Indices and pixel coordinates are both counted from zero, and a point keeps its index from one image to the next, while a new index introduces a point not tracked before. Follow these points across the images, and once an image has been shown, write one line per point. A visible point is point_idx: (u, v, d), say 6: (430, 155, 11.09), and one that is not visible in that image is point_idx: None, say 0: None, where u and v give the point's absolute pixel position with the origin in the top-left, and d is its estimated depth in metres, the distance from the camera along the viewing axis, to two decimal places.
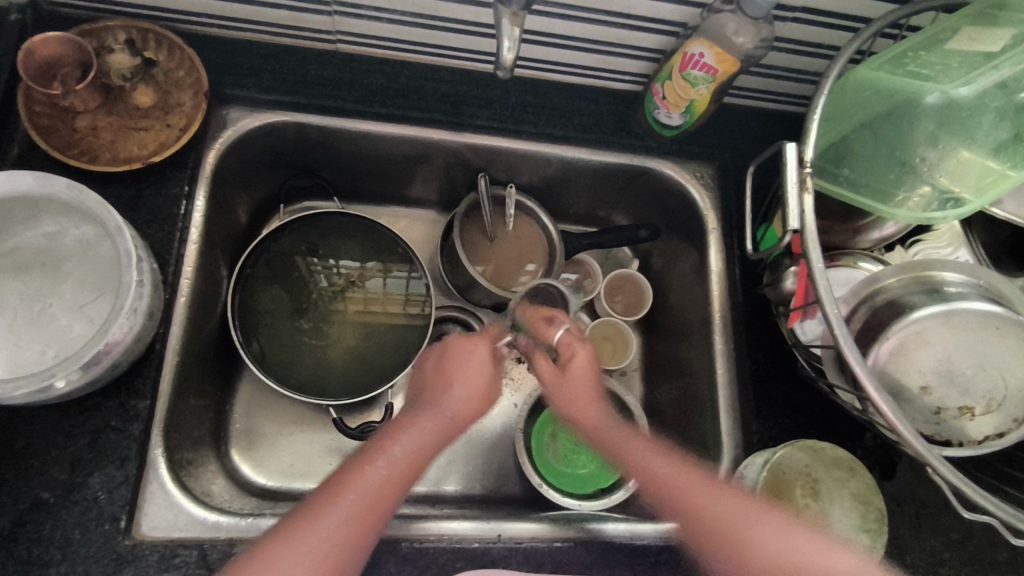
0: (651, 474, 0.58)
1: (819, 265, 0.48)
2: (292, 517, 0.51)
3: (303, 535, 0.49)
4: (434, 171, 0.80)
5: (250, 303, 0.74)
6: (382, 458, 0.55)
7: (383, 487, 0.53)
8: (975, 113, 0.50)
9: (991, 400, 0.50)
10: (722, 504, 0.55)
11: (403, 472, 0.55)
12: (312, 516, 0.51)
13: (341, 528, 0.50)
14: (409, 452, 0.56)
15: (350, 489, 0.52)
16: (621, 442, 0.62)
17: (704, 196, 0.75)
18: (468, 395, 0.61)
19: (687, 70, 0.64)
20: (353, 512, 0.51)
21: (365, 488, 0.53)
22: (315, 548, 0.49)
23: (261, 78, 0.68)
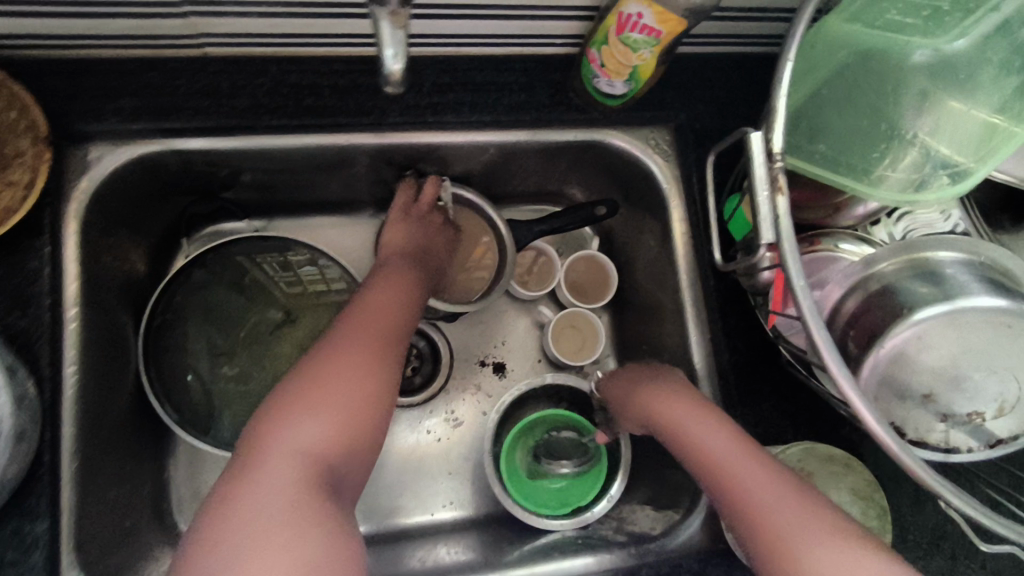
0: (734, 481, 0.50)
1: (801, 281, 0.40)
2: (313, 362, 0.52)
3: (336, 378, 0.51)
4: (353, 175, 0.69)
5: (169, 357, 0.66)
6: (369, 304, 0.58)
7: (381, 324, 0.57)
8: (973, 68, 0.41)
9: (1003, 404, 0.43)
10: (794, 518, 0.46)
11: (398, 310, 0.59)
12: (342, 349, 0.53)
13: (365, 354, 0.53)
14: (399, 295, 0.61)
15: (355, 325, 0.56)
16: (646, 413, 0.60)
17: (663, 167, 0.66)
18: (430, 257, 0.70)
19: (625, 34, 0.53)
20: (370, 344, 0.54)
21: (362, 337, 0.55)
22: (348, 391, 0.51)
23: (118, 102, 0.56)
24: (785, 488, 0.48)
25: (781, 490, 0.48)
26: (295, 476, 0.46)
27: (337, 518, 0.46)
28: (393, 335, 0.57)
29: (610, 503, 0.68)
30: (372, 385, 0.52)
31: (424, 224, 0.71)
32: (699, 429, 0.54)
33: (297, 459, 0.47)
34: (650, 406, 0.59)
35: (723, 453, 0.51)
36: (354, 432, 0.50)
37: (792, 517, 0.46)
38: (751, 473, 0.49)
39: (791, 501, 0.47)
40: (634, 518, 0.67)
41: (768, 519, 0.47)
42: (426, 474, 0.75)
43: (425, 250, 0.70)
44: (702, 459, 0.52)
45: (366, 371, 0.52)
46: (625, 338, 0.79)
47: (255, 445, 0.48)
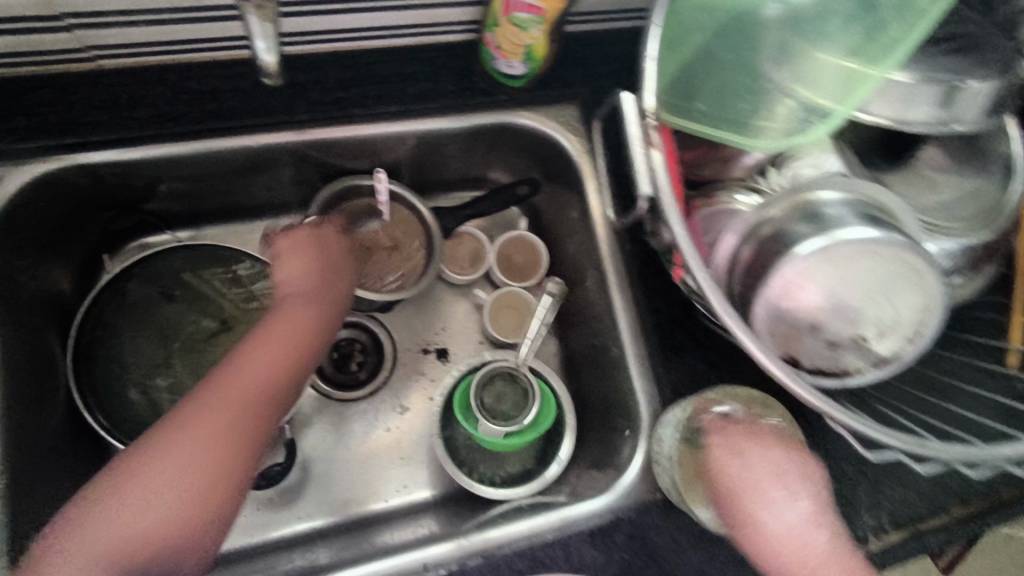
0: (774, 548, 0.48)
1: (680, 229, 0.43)
2: (159, 428, 0.49)
3: (166, 462, 0.48)
4: (273, 177, 0.70)
5: (103, 372, 0.67)
6: (248, 361, 0.53)
7: (253, 392, 0.51)
8: (819, 17, 0.45)
9: (882, 323, 0.47)
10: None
11: (280, 369, 0.54)
12: (190, 420, 0.49)
13: (222, 434, 0.49)
14: (286, 346, 0.55)
15: (223, 390, 0.50)
16: (721, 454, 0.54)
17: (573, 141, 0.69)
18: (333, 288, 0.61)
19: (511, 14, 0.55)
20: (233, 419, 0.50)
21: (211, 412, 0.49)
22: (183, 477, 0.47)
23: (14, 123, 0.56)
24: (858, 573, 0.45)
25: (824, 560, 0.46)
26: (104, 562, 0.45)
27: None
28: (253, 404, 0.51)
29: (560, 467, 0.71)
30: (219, 472, 0.48)
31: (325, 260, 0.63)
32: (755, 489, 0.51)
33: (116, 550, 0.45)
34: (735, 461, 0.53)
35: (770, 517, 0.49)
36: (192, 512, 0.47)
37: None
38: (822, 552, 0.47)
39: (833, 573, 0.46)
40: (580, 481, 0.70)
41: None
42: (377, 464, 0.76)
43: (329, 280, 0.62)
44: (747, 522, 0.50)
45: (217, 455, 0.48)
46: (561, 313, 0.82)
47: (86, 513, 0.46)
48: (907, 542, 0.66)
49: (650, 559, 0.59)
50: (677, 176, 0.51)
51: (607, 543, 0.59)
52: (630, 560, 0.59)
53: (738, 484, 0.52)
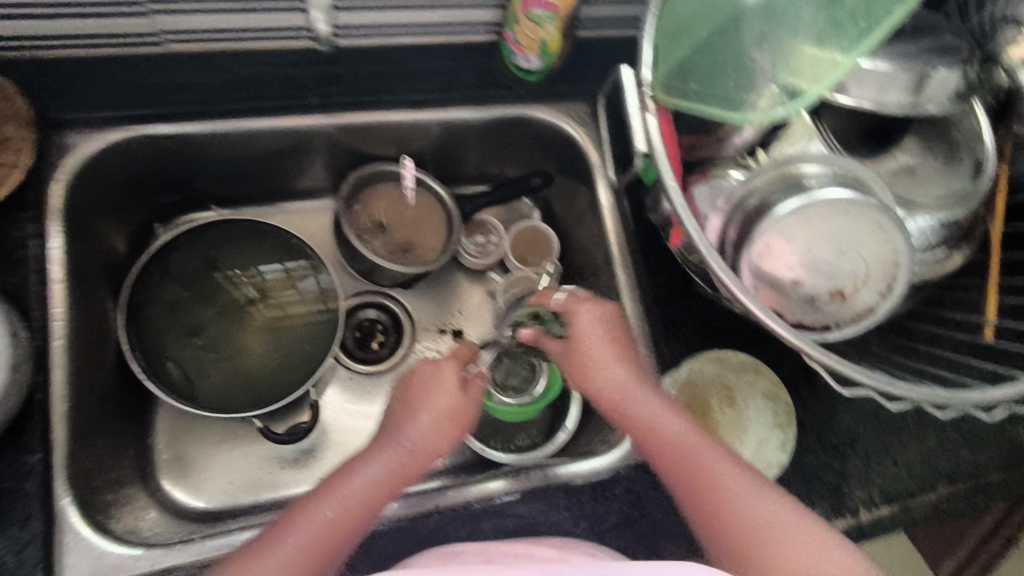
0: (699, 472, 0.54)
1: (672, 184, 0.48)
2: (280, 520, 0.53)
3: (268, 559, 0.50)
4: (311, 159, 0.77)
5: (147, 330, 0.73)
6: (335, 498, 0.54)
7: (330, 531, 0.52)
8: (792, 8, 0.52)
9: (856, 278, 0.52)
10: (758, 508, 0.51)
11: (361, 508, 0.54)
12: (301, 517, 0.53)
13: (294, 563, 0.50)
14: (403, 462, 0.57)
15: (307, 520, 0.52)
16: (587, 357, 0.61)
17: (583, 132, 0.75)
18: (422, 439, 0.59)
19: (529, 11, 0.62)
20: (306, 552, 0.51)
21: (322, 514, 0.53)
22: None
23: (91, 97, 0.63)
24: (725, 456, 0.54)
25: (736, 474, 0.53)
26: None
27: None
28: (357, 518, 0.54)
29: (567, 436, 0.76)
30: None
31: (438, 398, 0.60)
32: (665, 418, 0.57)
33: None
34: (594, 358, 0.61)
35: (663, 415, 0.57)
36: None
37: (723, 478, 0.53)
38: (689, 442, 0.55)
39: (751, 491, 0.52)
40: (582, 448, 0.74)
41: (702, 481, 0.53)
42: None
43: (422, 426, 0.59)
44: (670, 446, 0.56)
45: (314, 558, 0.51)
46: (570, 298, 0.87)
47: None
48: (897, 514, 0.68)
49: (646, 511, 0.63)
50: (674, 151, 0.57)
51: (607, 496, 0.63)
52: (628, 511, 0.62)
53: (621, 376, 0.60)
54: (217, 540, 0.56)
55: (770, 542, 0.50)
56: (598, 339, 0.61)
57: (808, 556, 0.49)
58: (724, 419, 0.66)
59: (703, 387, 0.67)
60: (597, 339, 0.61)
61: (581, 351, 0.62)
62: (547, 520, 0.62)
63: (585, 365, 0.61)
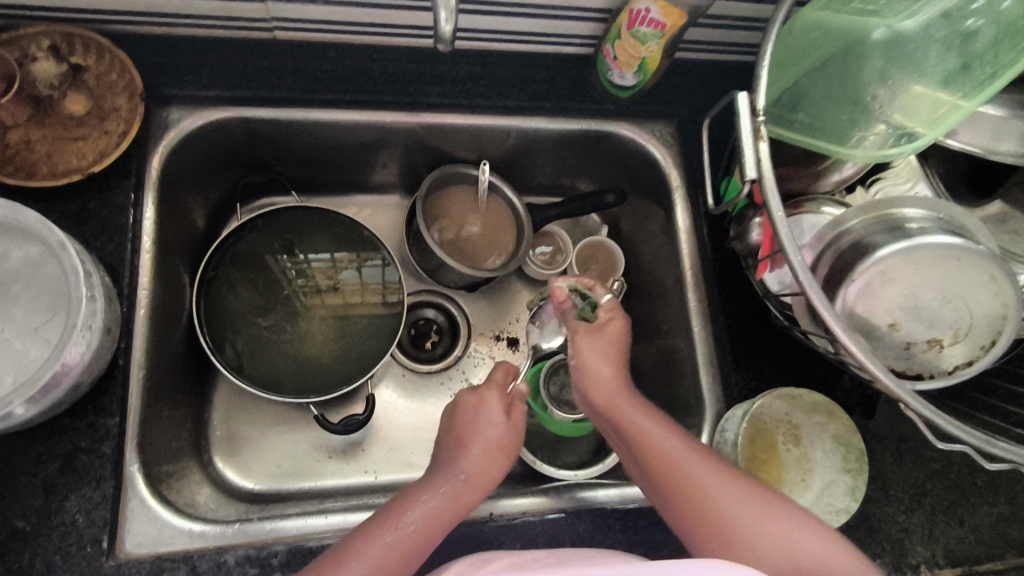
0: (663, 456, 0.54)
1: (779, 212, 0.48)
2: (325, 562, 0.49)
3: None
4: (392, 154, 0.78)
5: (217, 304, 0.74)
6: (392, 527, 0.51)
7: (390, 559, 0.49)
8: (921, 45, 0.49)
9: (958, 328, 0.50)
10: (714, 482, 0.51)
11: (420, 539, 0.50)
12: (353, 549, 0.49)
13: None
14: (457, 492, 0.55)
15: (364, 551, 0.49)
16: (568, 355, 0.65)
17: (666, 154, 0.75)
18: (477, 468, 0.57)
19: (635, 28, 0.62)
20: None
21: (377, 547, 0.49)
22: None
23: (199, 75, 0.65)
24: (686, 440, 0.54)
25: (698, 458, 0.53)
26: None
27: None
28: (412, 551, 0.50)
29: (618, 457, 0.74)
30: None
31: (491, 422, 0.60)
32: (628, 403, 0.58)
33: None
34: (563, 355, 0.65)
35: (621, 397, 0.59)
36: None
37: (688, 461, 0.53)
38: (645, 420, 0.56)
39: (714, 474, 0.52)
40: None
41: (663, 455, 0.54)
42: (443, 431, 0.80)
43: (476, 453, 0.58)
44: (629, 427, 0.56)
45: None
46: (630, 318, 0.86)
47: None
48: None
49: None
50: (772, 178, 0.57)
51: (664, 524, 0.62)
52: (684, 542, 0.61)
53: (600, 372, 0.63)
54: (274, 523, 0.56)
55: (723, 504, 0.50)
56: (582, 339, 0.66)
57: (771, 526, 0.48)
58: (786, 457, 0.65)
59: (771, 424, 0.65)
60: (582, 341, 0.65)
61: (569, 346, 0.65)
62: (601, 541, 0.60)
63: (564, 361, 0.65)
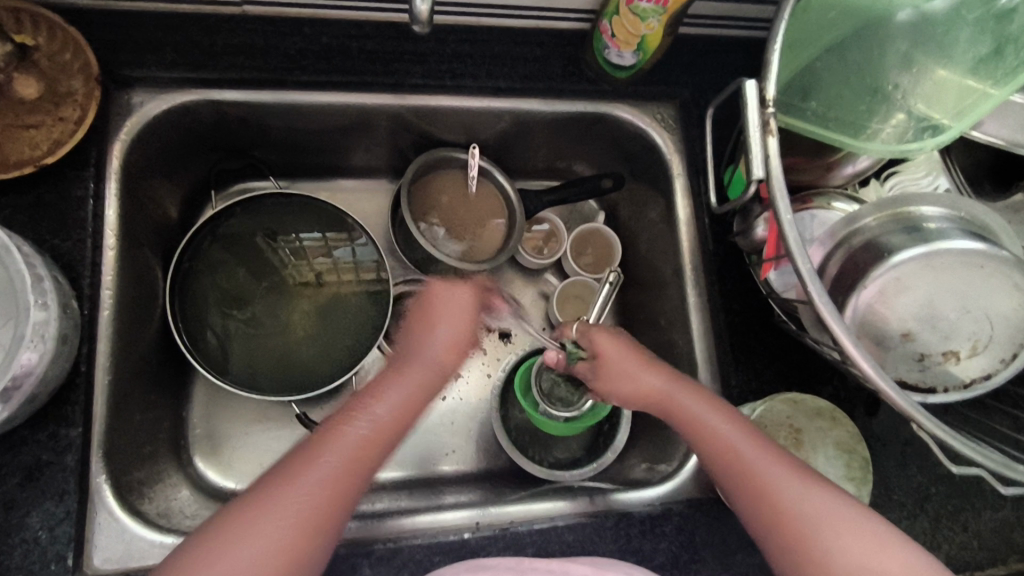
0: (767, 486, 0.52)
1: (788, 215, 0.44)
2: (298, 449, 0.50)
3: (292, 494, 0.47)
4: (375, 138, 0.73)
5: (193, 298, 0.70)
6: (364, 417, 0.52)
7: (363, 446, 0.50)
8: (950, 27, 0.45)
9: (978, 341, 0.47)
10: (826, 519, 0.49)
11: (390, 427, 0.52)
12: (326, 439, 0.50)
13: (327, 486, 0.48)
14: (423, 377, 0.55)
15: (334, 442, 0.49)
16: (607, 365, 0.60)
17: (667, 138, 0.70)
18: (442, 352, 0.57)
19: (634, 3, 0.57)
20: (340, 467, 0.49)
21: (348, 440, 0.50)
22: (306, 498, 0.47)
23: (163, 54, 0.60)
24: (793, 470, 0.52)
25: (782, 469, 0.52)
26: None
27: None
28: (384, 439, 0.51)
29: (612, 456, 0.72)
30: (337, 502, 0.48)
31: (461, 317, 0.59)
32: (706, 413, 0.56)
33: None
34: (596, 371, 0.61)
35: (717, 425, 0.55)
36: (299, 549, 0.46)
37: (792, 491, 0.51)
38: (750, 447, 0.54)
39: (812, 493, 0.51)
40: (630, 472, 0.70)
41: (773, 492, 0.51)
42: (431, 428, 0.77)
43: (445, 344, 0.58)
44: (725, 453, 0.54)
45: (346, 476, 0.49)
46: (626, 310, 0.82)
47: (209, 533, 0.46)
48: None
49: (696, 554, 0.59)
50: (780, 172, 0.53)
51: (657, 532, 0.59)
52: (677, 552, 0.59)
53: (667, 376, 0.59)
54: None
55: (835, 550, 0.48)
56: (611, 350, 0.61)
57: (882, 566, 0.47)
58: None
59: (772, 427, 0.62)
60: (621, 354, 0.60)
61: (604, 358, 0.60)
62: (591, 552, 0.58)
63: (604, 374, 0.60)
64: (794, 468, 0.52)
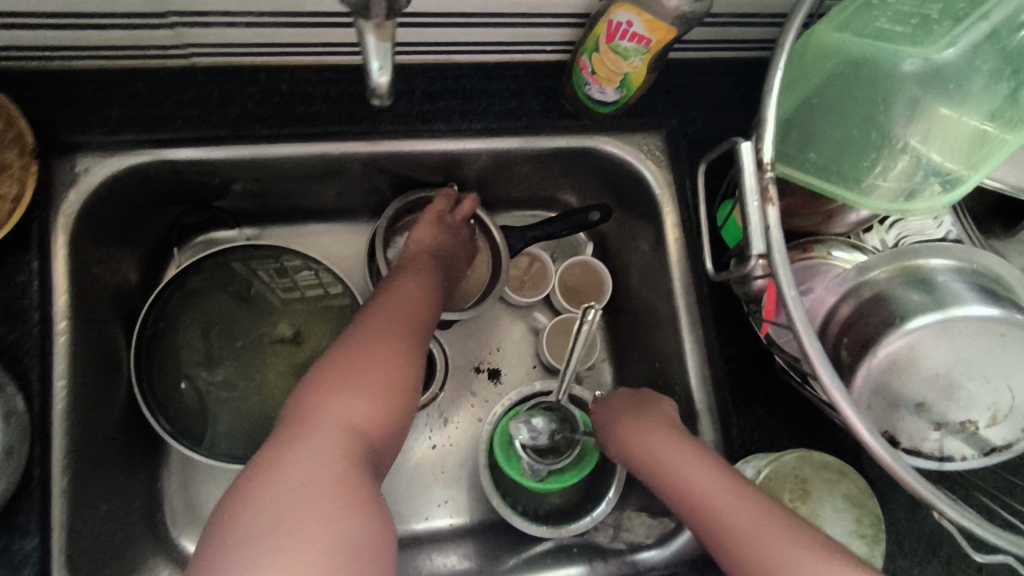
0: (760, 554, 0.47)
1: (790, 290, 0.39)
2: (353, 335, 0.54)
3: (371, 356, 0.52)
4: (347, 184, 0.69)
5: (158, 363, 0.65)
6: (399, 297, 0.59)
7: (409, 314, 0.57)
8: (962, 74, 0.41)
9: (998, 411, 0.44)
10: None
11: (423, 302, 0.60)
12: (382, 320, 0.56)
13: (397, 346, 0.54)
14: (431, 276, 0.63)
15: (383, 315, 0.56)
16: (620, 430, 0.61)
17: (655, 171, 0.66)
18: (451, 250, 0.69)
19: (615, 42, 0.53)
20: (398, 330, 0.55)
21: (393, 314, 0.57)
22: (388, 358, 0.53)
23: (105, 115, 0.55)
24: (791, 535, 0.47)
25: (778, 533, 0.47)
26: (325, 472, 0.45)
27: (379, 503, 0.45)
28: (425, 314, 0.59)
29: (608, 508, 0.67)
30: (411, 358, 0.54)
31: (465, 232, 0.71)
32: (695, 471, 0.53)
33: (339, 456, 0.46)
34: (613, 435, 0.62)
35: (707, 485, 0.52)
36: (395, 404, 0.51)
37: (789, 559, 0.46)
38: (742, 509, 0.49)
39: (812, 559, 0.45)
40: (630, 525, 0.68)
41: (766, 560, 0.46)
42: (421, 483, 0.74)
43: (451, 248, 0.69)
44: (715, 516, 0.50)
45: (405, 337, 0.55)
46: (620, 345, 0.79)
47: (299, 412, 0.48)
48: None
49: None
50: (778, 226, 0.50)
51: None
52: None
53: (661, 431, 0.57)
54: None
55: None
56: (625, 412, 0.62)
57: None
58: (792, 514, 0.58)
59: (777, 481, 0.58)
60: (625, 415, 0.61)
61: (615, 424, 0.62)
62: None
63: (621, 442, 0.60)
64: (792, 530, 0.47)
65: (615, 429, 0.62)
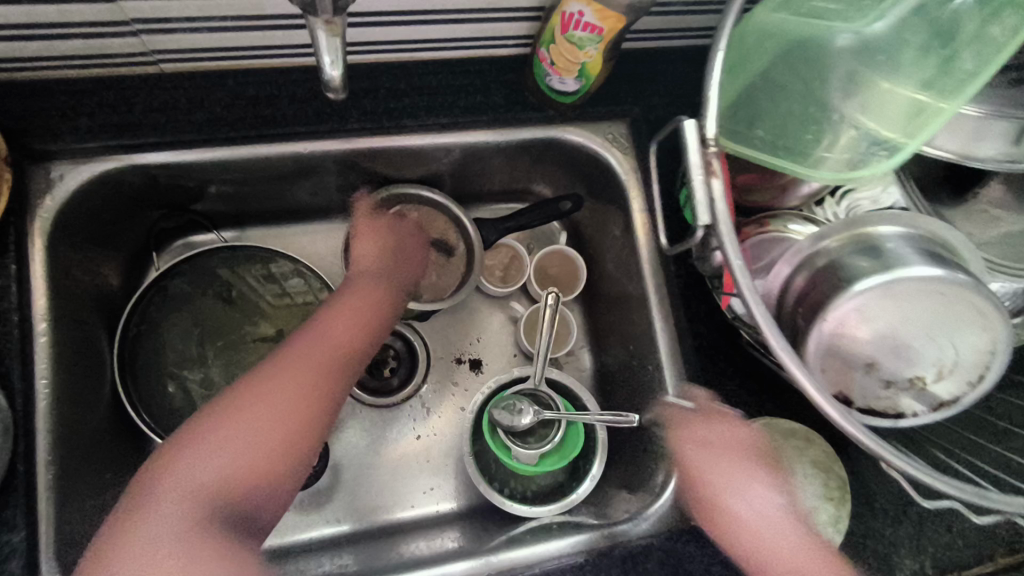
0: None
1: (737, 258, 0.41)
2: (263, 368, 0.56)
3: (269, 396, 0.54)
4: (321, 183, 0.70)
5: (141, 364, 0.66)
6: (317, 334, 0.60)
7: (324, 355, 0.59)
8: (894, 47, 0.43)
9: (942, 365, 0.46)
10: None
11: (346, 339, 0.61)
12: (294, 360, 0.57)
13: (301, 390, 0.55)
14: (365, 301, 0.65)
15: (296, 354, 0.58)
16: (690, 452, 0.61)
17: (620, 157, 0.68)
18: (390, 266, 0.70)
19: (569, 33, 0.55)
20: (309, 371, 0.57)
21: (306, 355, 0.58)
22: (288, 399, 0.55)
23: (77, 123, 0.57)
24: None
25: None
26: (179, 517, 0.48)
27: (229, 548, 0.48)
28: (342, 350, 0.61)
29: (592, 483, 0.69)
30: (314, 401, 0.56)
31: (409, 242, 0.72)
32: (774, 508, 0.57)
33: (200, 495, 0.49)
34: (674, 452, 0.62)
35: (771, 527, 0.56)
36: (289, 449, 0.53)
37: None
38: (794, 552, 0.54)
39: None
40: (611, 503, 0.69)
41: None
42: (406, 472, 0.75)
43: (394, 264, 0.70)
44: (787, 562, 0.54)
45: (313, 378, 0.57)
46: (597, 331, 0.80)
47: (193, 438, 0.52)
48: None
49: None
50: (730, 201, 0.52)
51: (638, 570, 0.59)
52: None
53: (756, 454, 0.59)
54: None
55: None
56: (691, 435, 0.61)
57: None
58: None
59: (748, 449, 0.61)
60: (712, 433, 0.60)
61: (683, 441, 0.61)
62: None
63: (692, 465, 0.61)
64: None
65: (682, 445, 0.61)
